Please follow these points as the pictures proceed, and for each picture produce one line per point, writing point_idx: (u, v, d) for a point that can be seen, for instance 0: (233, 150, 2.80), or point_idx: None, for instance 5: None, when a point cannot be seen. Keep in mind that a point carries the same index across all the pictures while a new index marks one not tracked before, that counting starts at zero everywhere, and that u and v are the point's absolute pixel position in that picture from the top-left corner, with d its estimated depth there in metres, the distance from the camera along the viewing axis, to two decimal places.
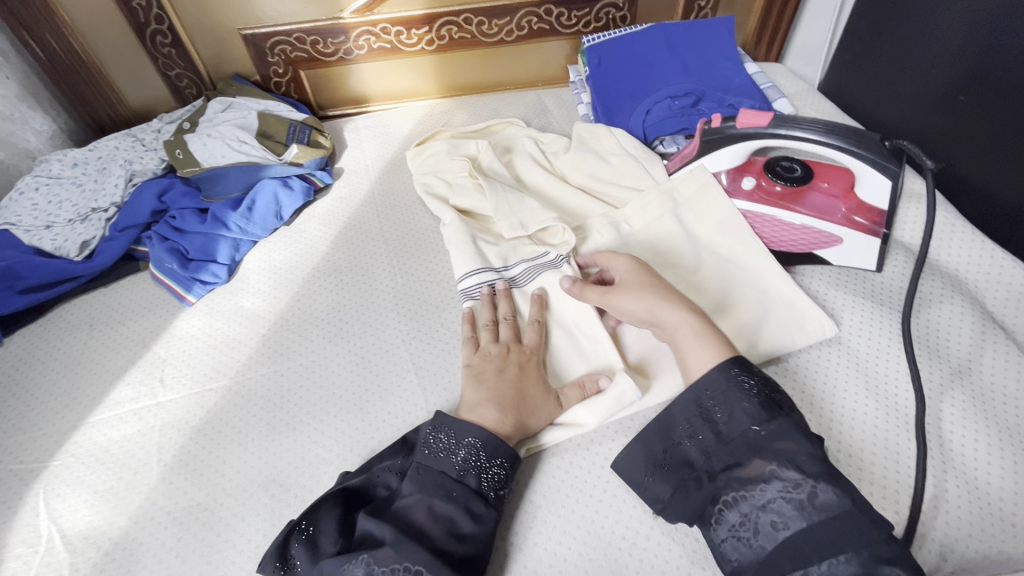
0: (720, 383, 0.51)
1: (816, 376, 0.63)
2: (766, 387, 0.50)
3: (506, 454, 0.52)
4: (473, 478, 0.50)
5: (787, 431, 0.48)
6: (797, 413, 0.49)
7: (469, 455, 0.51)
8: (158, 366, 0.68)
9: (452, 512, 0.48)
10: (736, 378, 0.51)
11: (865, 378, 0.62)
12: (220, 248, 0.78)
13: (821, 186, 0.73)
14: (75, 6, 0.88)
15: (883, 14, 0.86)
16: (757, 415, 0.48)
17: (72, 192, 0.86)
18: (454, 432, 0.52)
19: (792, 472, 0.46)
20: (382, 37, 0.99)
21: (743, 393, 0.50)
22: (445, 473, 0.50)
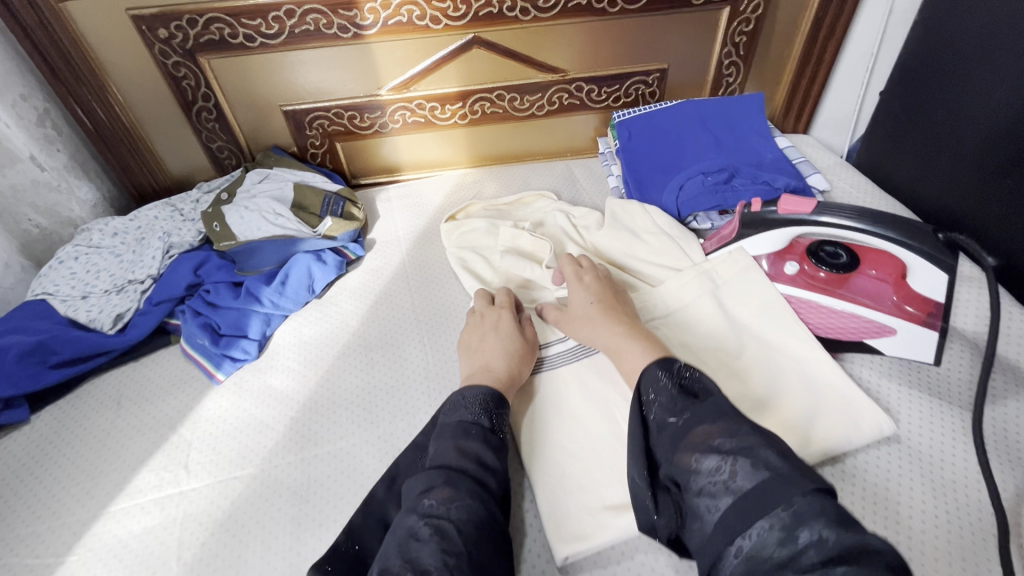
0: (644, 383, 0.55)
1: (878, 479, 0.59)
2: (683, 382, 0.54)
3: (496, 400, 0.60)
4: (487, 419, 0.58)
5: (703, 416, 0.49)
6: (714, 400, 0.51)
7: (483, 406, 0.59)
8: (183, 450, 0.66)
9: (482, 452, 0.55)
10: (659, 377, 0.55)
11: (932, 483, 0.58)
12: (252, 323, 0.77)
13: (869, 272, 0.70)
14: (127, 83, 0.92)
15: (916, 97, 0.86)
16: (673, 407, 0.52)
17: (111, 262, 0.88)
18: (464, 395, 0.61)
19: (712, 455, 0.46)
20: (417, 112, 1.02)
21: (665, 392, 0.53)
22: (462, 421, 0.58)
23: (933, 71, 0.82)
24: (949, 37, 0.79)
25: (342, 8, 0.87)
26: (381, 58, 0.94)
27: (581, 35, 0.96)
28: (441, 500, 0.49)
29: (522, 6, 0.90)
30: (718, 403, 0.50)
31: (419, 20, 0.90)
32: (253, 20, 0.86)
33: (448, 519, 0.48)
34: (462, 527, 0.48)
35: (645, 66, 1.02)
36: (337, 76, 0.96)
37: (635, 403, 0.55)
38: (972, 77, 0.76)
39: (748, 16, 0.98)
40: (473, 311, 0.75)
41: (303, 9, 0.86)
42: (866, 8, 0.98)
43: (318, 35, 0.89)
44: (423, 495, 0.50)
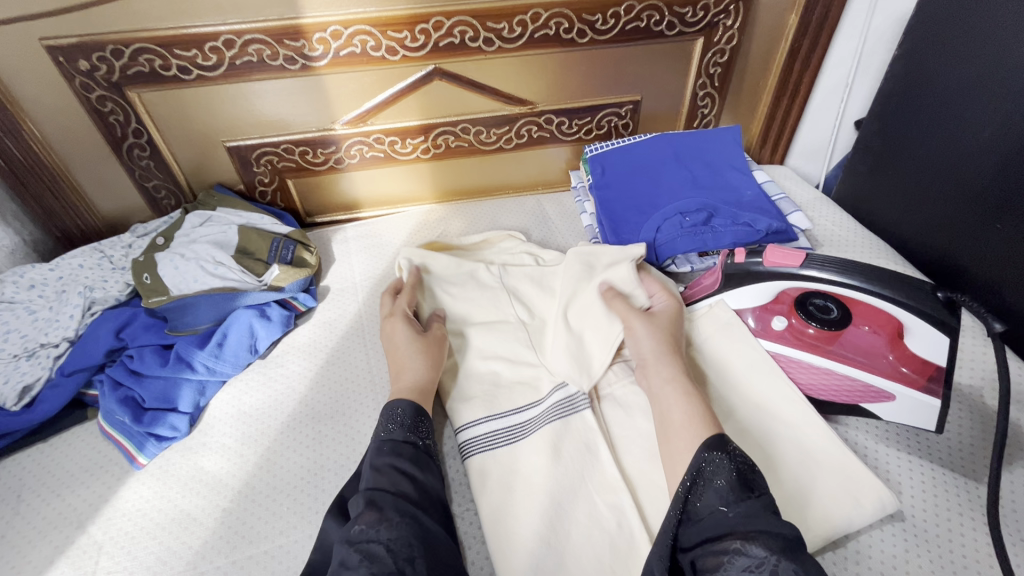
0: (696, 456, 0.49)
1: (882, 561, 0.53)
2: (747, 469, 0.48)
3: (417, 412, 0.60)
4: (403, 431, 0.58)
5: (758, 512, 0.44)
6: (769, 498, 0.46)
7: (399, 421, 0.59)
8: (91, 556, 0.56)
9: (402, 463, 0.54)
10: (716, 453, 0.49)
11: (942, 565, 0.52)
12: (182, 394, 0.68)
13: (861, 327, 0.65)
14: (45, 118, 0.82)
15: (897, 133, 0.83)
16: (728, 494, 0.46)
17: (23, 320, 0.77)
18: (381, 414, 0.60)
19: (759, 549, 0.42)
20: (375, 146, 0.95)
21: (720, 471, 0.47)
22: (378, 440, 0.57)
23: (913, 107, 0.79)
24: (930, 74, 0.76)
25: (287, 39, 0.79)
26: (334, 90, 0.87)
27: (549, 66, 0.91)
28: (368, 523, 0.48)
29: (485, 37, 0.84)
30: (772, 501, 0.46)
31: (373, 50, 0.83)
32: (187, 51, 0.78)
33: (378, 541, 0.46)
34: (395, 546, 0.47)
35: (618, 98, 0.97)
36: (287, 109, 0.88)
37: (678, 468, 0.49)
38: (955, 117, 0.73)
39: (722, 47, 0.94)
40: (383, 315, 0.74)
41: (244, 39, 0.78)
42: (841, 39, 0.95)
43: (263, 67, 0.82)
44: (353, 523, 0.49)
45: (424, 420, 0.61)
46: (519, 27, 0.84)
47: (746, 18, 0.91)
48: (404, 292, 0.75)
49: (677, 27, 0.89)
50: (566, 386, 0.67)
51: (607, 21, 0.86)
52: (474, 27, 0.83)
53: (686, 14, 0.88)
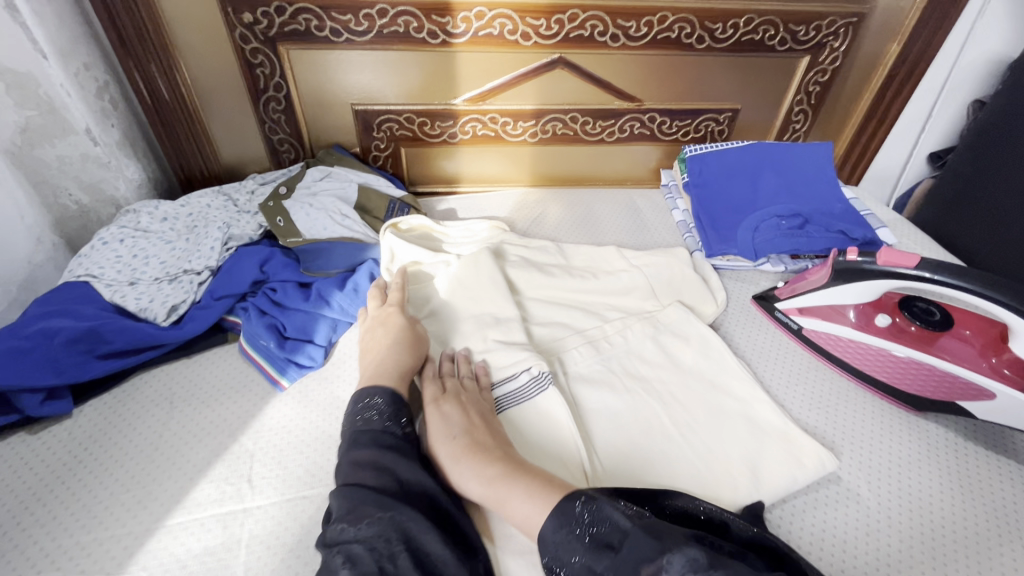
0: (551, 538, 0.47)
1: (865, 487, 0.62)
2: (591, 527, 0.46)
3: (398, 398, 0.60)
4: (377, 424, 0.57)
5: (624, 569, 0.42)
6: (626, 542, 0.44)
7: (377, 411, 0.58)
8: (245, 462, 0.61)
9: (385, 455, 0.53)
10: (562, 527, 0.47)
11: (911, 501, 0.61)
12: (319, 328, 0.73)
13: (962, 332, 0.69)
14: (196, 63, 0.88)
15: (989, 164, 0.89)
16: (592, 568, 0.44)
17: (161, 247, 0.82)
18: (360, 403, 0.59)
19: None
20: (489, 125, 1.00)
21: (575, 545, 0.46)
22: (369, 429, 0.56)
23: (1010, 138, 0.85)
24: None
25: (435, 14, 0.85)
26: (464, 68, 0.92)
27: (663, 68, 0.97)
28: (351, 520, 0.46)
29: (613, 33, 0.90)
30: (637, 543, 0.43)
31: (509, 34, 0.88)
32: (343, 15, 0.84)
33: (356, 541, 0.45)
34: (377, 545, 0.44)
35: (719, 105, 1.03)
36: (381, 81, 0.92)
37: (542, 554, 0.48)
38: None
39: (825, 67, 0.99)
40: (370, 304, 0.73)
41: (396, 10, 0.84)
42: (932, 70, 1.03)
43: (405, 37, 0.87)
44: (332, 523, 0.47)
45: (406, 408, 0.60)
46: (646, 27, 0.90)
47: (853, 42, 0.96)
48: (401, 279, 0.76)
49: (788, 44, 0.95)
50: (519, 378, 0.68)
51: (726, 30, 0.92)
52: (605, 22, 0.89)
53: (799, 32, 0.93)
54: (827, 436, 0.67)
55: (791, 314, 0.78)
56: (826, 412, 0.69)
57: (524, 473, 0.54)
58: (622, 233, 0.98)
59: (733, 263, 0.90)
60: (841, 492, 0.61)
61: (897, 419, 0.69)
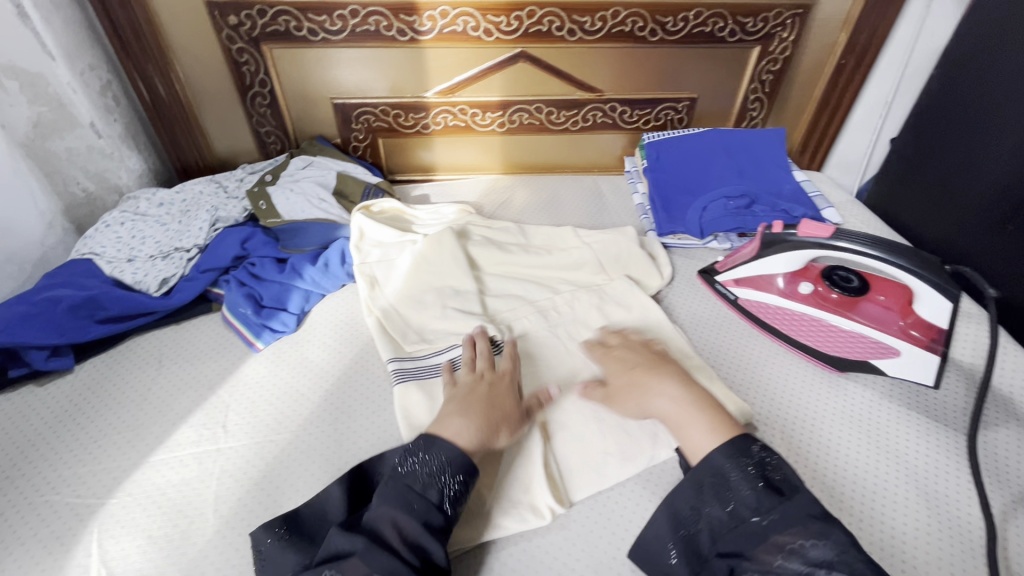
0: (721, 466, 0.54)
1: (777, 435, 0.67)
2: (766, 470, 0.53)
3: (467, 469, 0.56)
4: (434, 492, 0.54)
5: (795, 518, 0.49)
6: (800, 497, 0.51)
7: (430, 468, 0.55)
8: (221, 411, 0.69)
9: (405, 520, 0.51)
10: (738, 462, 0.53)
11: (818, 448, 0.66)
12: (292, 298, 0.82)
13: (877, 298, 0.75)
14: (188, 63, 0.97)
15: (926, 146, 0.94)
16: (757, 505, 0.51)
17: (156, 229, 0.91)
18: (426, 454, 0.56)
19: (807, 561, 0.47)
20: (459, 116, 1.08)
21: (748, 478, 0.52)
22: (411, 487, 0.54)
23: (943, 121, 0.89)
24: (962, 92, 0.86)
25: (402, 13, 0.92)
26: (433, 62, 1.00)
27: (621, 60, 1.03)
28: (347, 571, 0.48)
29: (569, 28, 0.97)
30: (808, 500, 0.50)
31: (472, 30, 0.95)
32: (319, 16, 0.92)
33: None
34: None
35: (676, 94, 1.09)
36: (357, 77, 1.01)
37: (703, 481, 0.54)
38: (982, 130, 0.83)
39: (776, 57, 1.04)
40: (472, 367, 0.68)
41: (367, 11, 0.92)
42: (887, 55, 1.05)
43: (377, 35, 0.95)
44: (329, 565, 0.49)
45: (468, 480, 0.56)
46: (600, 22, 0.96)
47: (801, 32, 1.01)
48: (484, 344, 0.71)
49: (737, 35, 1.01)
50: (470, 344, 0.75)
51: (677, 23, 0.98)
52: (561, 18, 0.95)
53: (747, 23, 0.99)
54: (748, 393, 0.72)
55: (729, 285, 0.84)
56: (748, 373, 0.74)
57: (703, 407, 0.60)
58: (582, 216, 1.05)
59: (683, 242, 0.95)
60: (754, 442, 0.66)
61: (818, 379, 0.74)
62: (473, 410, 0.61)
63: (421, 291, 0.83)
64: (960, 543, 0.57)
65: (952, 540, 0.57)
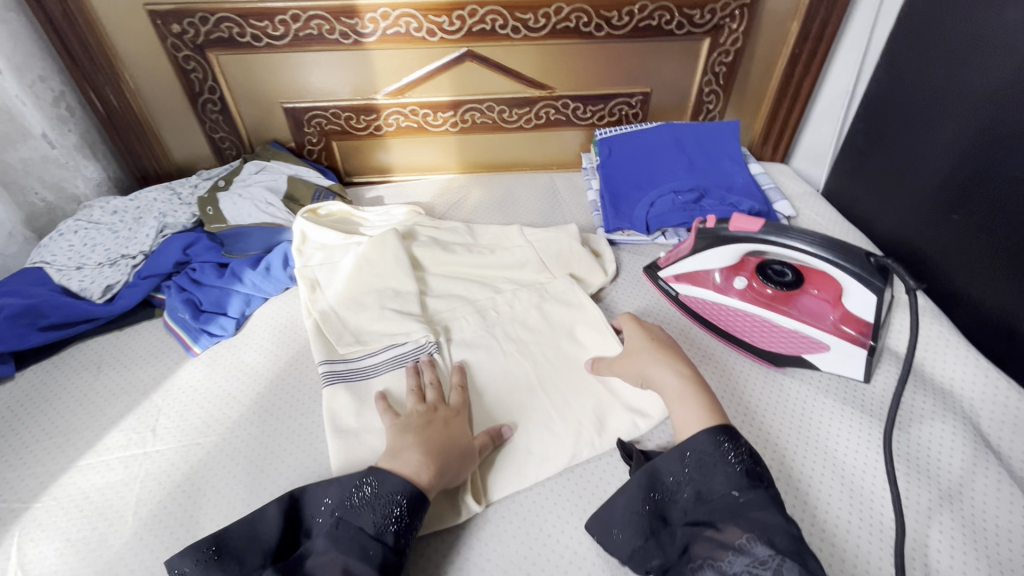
0: (707, 446, 0.54)
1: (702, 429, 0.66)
2: (753, 457, 0.53)
3: (422, 503, 0.53)
4: (388, 534, 0.51)
5: (763, 501, 0.50)
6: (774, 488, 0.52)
7: (382, 507, 0.52)
8: (153, 415, 0.70)
9: (355, 564, 0.49)
10: (723, 442, 0.54)
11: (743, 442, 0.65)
12: (232, 302, 0.83)
13: (811, 291, 0.75)
14: (138, 72, 0.98)
15: (877, 134, 0.92)
16: (738, 482, 0.51)
17: (106, 236, 0.92)
18: (377, 490, 0.53)
19: (763, 546, 0.47)
20: (410, 117, 1.08)
21: (730, 458, 0.53)
22: (363, 530, 0.51)
23: (893, 108, 0.88)
24: (909, 79, 0.84)
25: (344, 17, 0.93)
26: (379, 64, 1.00)
27: (569, 56, 1.02)
28: None
29: (513, 25, 0.96)
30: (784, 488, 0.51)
31: (415, 31, 0.95)
32: (261, 22, 0.92)
33: None
34: None
35: (629, 89, 1.08)
36: (305, 81, 1.01)
37: (684, 449, 0.55)
38: (928, 117, 0.81)
39: (727, 48, 1.03)
40: (420, 399, 0.66)
41: (308, 15, 0.92)
42: (845, 42, 1.01)
43: (321, 39, 0.95)
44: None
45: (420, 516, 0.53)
46: (544, 19, 0.96)
47: (751, 23, 1.00)
48: (436, 377, 0.69)
49: (685, 28, 0.99)
50: (405, 343, 0.76)
51: (622, 18, 0.97)
52: (504, 16, 0.95)
53: (694, 16, 0.98)
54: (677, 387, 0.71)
55: (671, 281, 0.83)
56: None
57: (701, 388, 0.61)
58: (535, 214, 1.04)
59: (632, 238, 0.95)
60: None
61: (750, 373, 0.73)
62: (429, 445, 0.58)
63: (363, 292, 0.82)
64: (877, 535, 0.56)
65: (870, 533, 0.56)
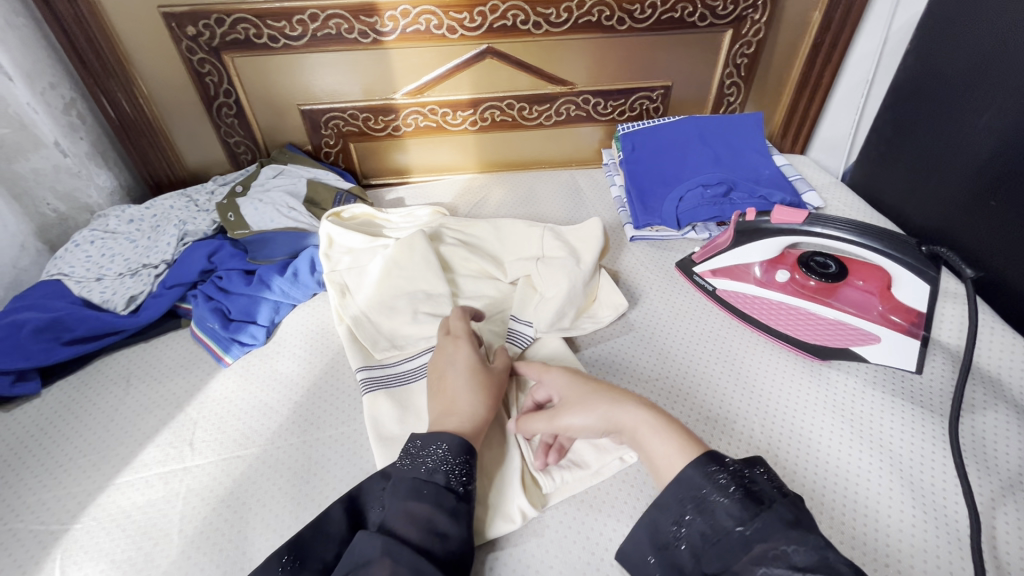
0: (695, 482, 0.46)
1: (759, 425, 0.65)
2: (742, 479, 0.45)
3: (467, 450, 0.54)
4: (440, 476, 0.51)
5: (772, 527, 0.41)
6: (779, 506, 0.43)
7: (444, 463, 0.52)
8: (189, 429, 0.68)
9: (434, 516, 0.48)
10: (709, 471, 0.46)
11: (801, 436, 0.63)
12: (261, 310, 0.81)
13: (856, 283, 0.74)
14: (151, 77, 0.96)
15: (907, 121, 0.92)
16: (738, 514, 0.43)
17: (125, 246, 0.90)
18: (424, 444, 0.54)
19: (781, 569, 0.38)
20: (429, 117, 1.06)
21: (719, 489, 0.45)
22: (416, 477, 0.51)
23: (925, 96, 0.87)
24: (941, 66, 0.84)
25: (363, 15, 0.91)
26: (398, 63, 0.98)
27: (591, 51, 1.01)
28: None
29: (535, 21, 0.95)
30: (782, 507, 0.43)
31: (436, 28, 0.94)
32: (278, 22, 0.90)
33: None
34: None
35: (650, 83, 1.06)
36: (323, 83, 0.99)
37: (669, 490, 0.47)
38: (963, 103, 0.80)
39: (749, 39, 1.02)
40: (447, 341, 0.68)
41: (326, 14, 0.90)
42: (865, 33, 1.01)
43: (339, 39, 0.93)
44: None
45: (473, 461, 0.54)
46: (566, 13, 0.94)
47: (773, 13, 0.99)
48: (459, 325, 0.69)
49: (708, 19, 0.98)
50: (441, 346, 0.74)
51: (644, 11, 0.96)
52: (526, 11, 0.93)
53: (717, 7, 0.97)
54: (728, 383, 0.70)
55: (707, 276, 0.82)
56: (728, 364, 0.72)
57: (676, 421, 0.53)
58: (559, 211, 1.03)
59: (661, 234, 0.94)
60: (734, 432, 0.64)
61: (799, 368, 0.72)
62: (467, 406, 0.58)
63: (394, 296, 0.79)
64: (947, 530, 0.55)
65: (940, 528, 0.55)
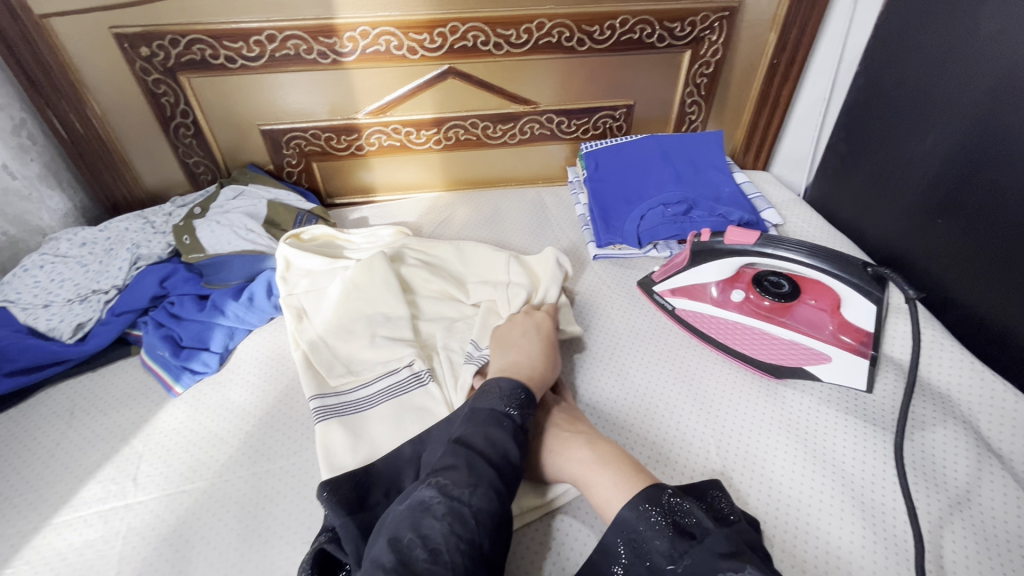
0: (630, 523, 0.47)
1: (714, 447, 0.65)
2: (675, 514, 0.46)
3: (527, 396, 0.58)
4: (519, 414, 0.55)
5: (700, 563, 0.42)
6: (712, 537, 0.44)
7: (511, 397, 0.56)
8: (133, 463, 0.66)
9: (508, 445, 0.52)
10: (643, 509, 0.47)
11: (754, 458, 0.64)
12: (214, 336, 0.79)
13: (808, 301, 0.76)
14: (105, 97, 0.94)
15: (859, 140, 0.94)
16: (670, 551, 0.44)
17: (75, 270, 0.86)
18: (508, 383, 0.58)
19: None
20: (393, 136, 1.05)
21: (653, 528, 0.46)
22: (492, 409, 0.55)
23: (875, 116, 0.90)
24: (889, 87, 0.86)
25: (321, 36, 0.90)
26: (359, 83, 0.98)
27: (553, 71, 1.01)
28: None
29: (495, 41, 0.95)
30: (716, 540, 0.43)
31: (396, 49, 0.94)
32: (235, 43, 0.89)
33: (469, 505, 0.46)
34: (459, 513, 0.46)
35: (613, 102, 1.07)
36: (282, 102, 0.98)
37: (612, 532, 0.48)
38: (911, 124, 0.83)
39: (708, 60, 1.04)
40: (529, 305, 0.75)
41: (284, 34, 0.89)
42: (819, 54, 1.03)
43: (298, 59, 0.93)
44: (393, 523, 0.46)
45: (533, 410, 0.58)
46: (525, 34, 0.95)
47: (729, 34, 1.01)
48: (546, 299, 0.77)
49: (666, 40, 1.00)
50: (397, 372, 0.72)
51: (603, 32, 0.97)
52: (486, 32, 0.94)
53: (675, 29, 0.98)
54: (683, 404, 0.70)
55: (666, 295, 0.82)
56: (685, 384, 0.73)
57: (609, 462, 0.55)
58: (524, 230, 1.03)
59: (623, 252, 0.94)
60: (688, 455, 0.64)
61: (754, 387, 0.72)
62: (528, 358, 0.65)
63: (351, 320, 0.78)
64: (894, 551, 0.55)
65: (888, 549, 0.55)
